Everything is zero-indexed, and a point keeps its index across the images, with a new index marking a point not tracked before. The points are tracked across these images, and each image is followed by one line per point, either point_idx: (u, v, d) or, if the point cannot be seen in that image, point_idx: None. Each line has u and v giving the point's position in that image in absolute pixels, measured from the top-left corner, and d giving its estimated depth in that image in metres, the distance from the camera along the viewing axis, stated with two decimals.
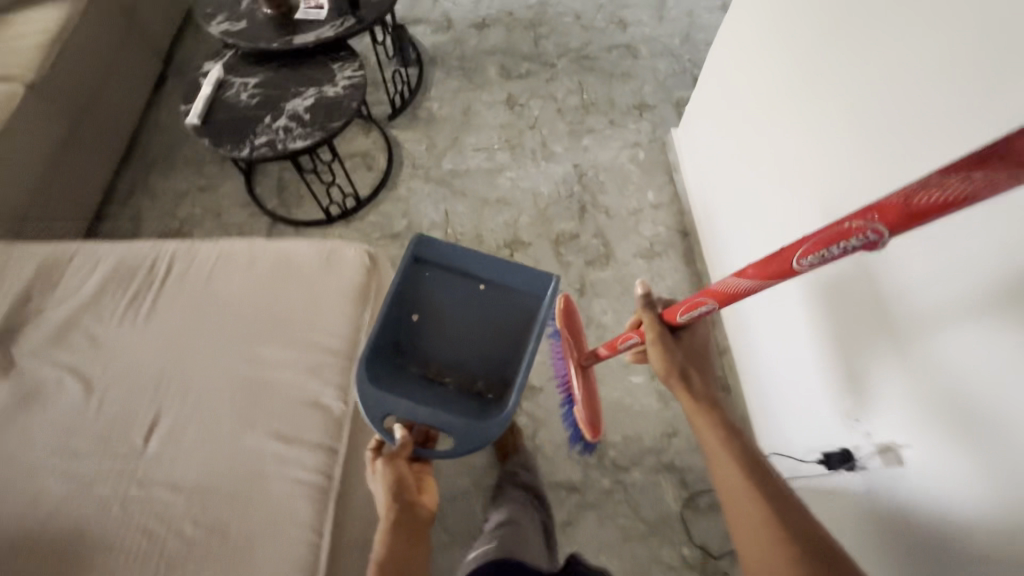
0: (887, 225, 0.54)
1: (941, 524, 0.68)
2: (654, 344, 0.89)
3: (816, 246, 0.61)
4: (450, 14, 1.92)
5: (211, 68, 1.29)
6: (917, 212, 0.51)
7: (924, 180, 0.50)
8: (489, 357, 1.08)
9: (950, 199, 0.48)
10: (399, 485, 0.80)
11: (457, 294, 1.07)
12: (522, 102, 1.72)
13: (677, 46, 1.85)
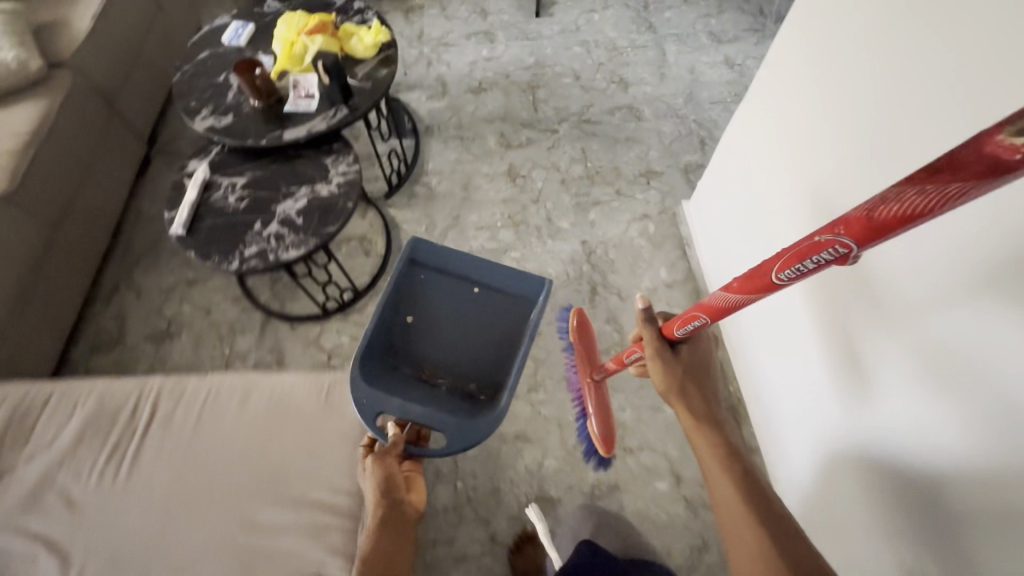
0: (853, 237, 0.55)
1: (945, 489, 0.74)
2: (654, 361, 0.91)
3: (790, 261, 0.63)
4: (445, 78, 1.86)
5: (197, 170, 1.21)
6: (881, 225, 0.52)
7: (885, 194, 0.50)
8: (484, 359, 1.11)
9: (912, 212, 0.48)
10: (388, 486, 0.82)
11: (451, 294, 1.14)
12: (524, 173, 1.65)
13: (681, 105, 1.79)
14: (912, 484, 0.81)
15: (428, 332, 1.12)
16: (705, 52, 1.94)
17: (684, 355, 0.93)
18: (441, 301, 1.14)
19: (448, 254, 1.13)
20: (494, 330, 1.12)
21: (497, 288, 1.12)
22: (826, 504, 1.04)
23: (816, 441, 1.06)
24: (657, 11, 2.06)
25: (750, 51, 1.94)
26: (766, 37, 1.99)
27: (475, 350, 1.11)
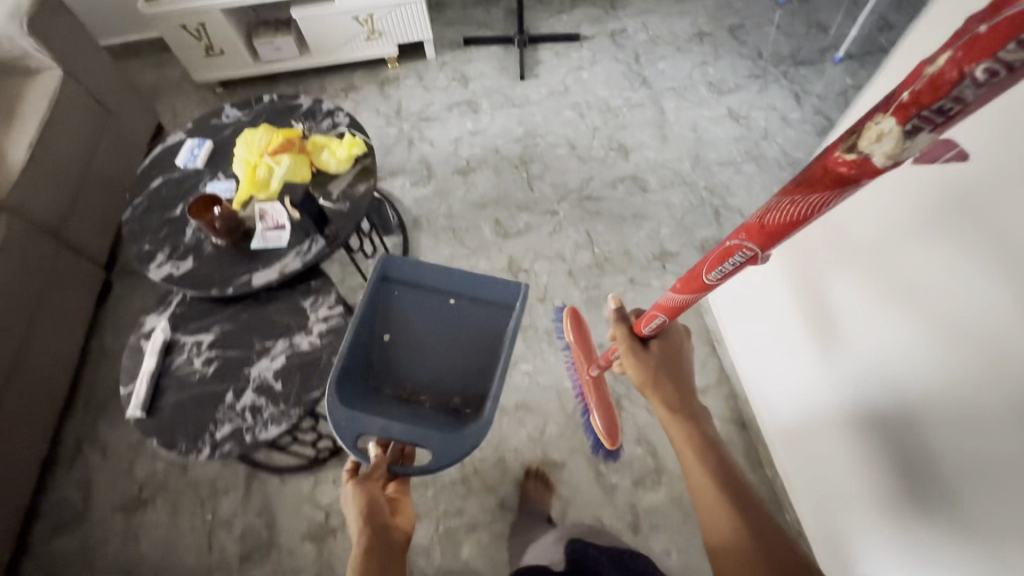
0: (754, 241, 0.72)
1: (937, 433, 0.77)
2: (626, 358, 0.99)
3: (713, 263, 0.81)
4: (429, 159, 1.71)
5: (155, 331, 1.04)
6: (767, 228, 0.70)
7: (771, 204, 0.68)
8: (466, 373, 1.07)
9: (792, 219, 0.66)
10: (371, 510, 0.87)
11: (427, 308, 1.09)
12: (526, 266, 1.50)
13: (688, 170, 1.65)
14: (890, 429, 0.86)
15: (407, 348, 1.08)
16: (707, 105, 1.80)
17: (654, 351, 1.00)
18: (419, 316, 1.10)
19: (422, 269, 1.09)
20: (475, 342, 1.09)
21: (473, 298, 1.08)
22: (816, 479, 1.08)
23: (797, 419, 1.12)
24: (649, 62, 1.92)
25: (754, 100, 1.81)
26: (768, 81, 1.85)
27: (460, 361, 1.08)
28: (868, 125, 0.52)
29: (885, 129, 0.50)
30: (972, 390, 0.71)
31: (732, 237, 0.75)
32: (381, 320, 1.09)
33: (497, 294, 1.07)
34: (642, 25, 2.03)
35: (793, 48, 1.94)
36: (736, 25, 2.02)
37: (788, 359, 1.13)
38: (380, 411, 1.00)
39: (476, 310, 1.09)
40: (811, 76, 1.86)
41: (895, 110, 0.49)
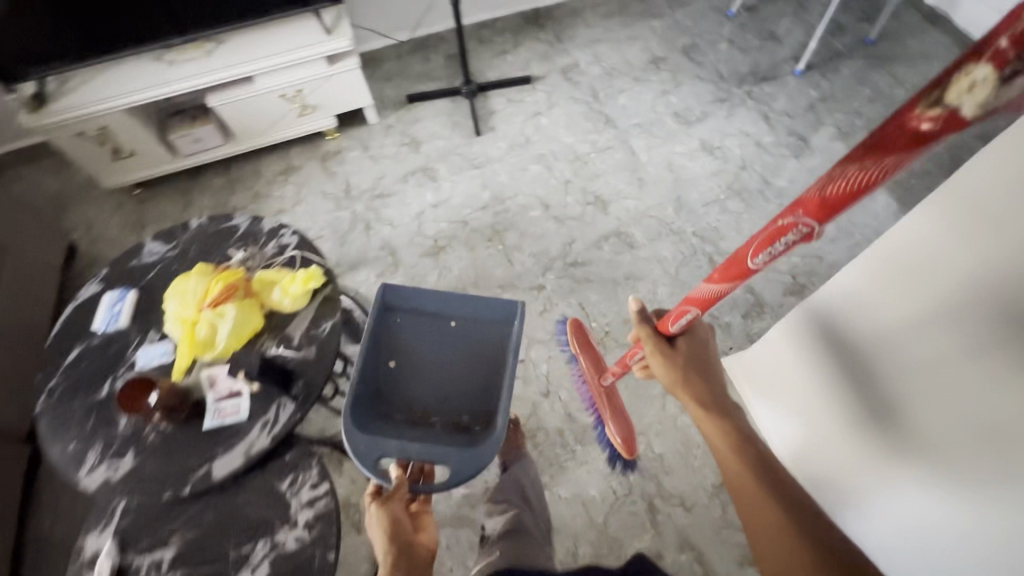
0: (812, 215, 0.66)
1: (998, 398, 0.71)
2: (652, 357, 0.94)
3: (762, 245, 0.74)
4: (392, 243, 1.54)
5: (101, 560, 0.85)
6: (831, 201, 0.63)
7: (833, 173, 0.61)
8: (473, 390, 1.05)
9: (856, 187, 0.60)
10: (395, 531, 0.88)
11: (431, 332, 1.09)
12: (522, 355, 1.37)
13: (672, 216, 1.55)
14: (920, 400, 0.82)
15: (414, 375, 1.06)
16: (677, 139, 1.70)
17: (681, 349, 0.93)
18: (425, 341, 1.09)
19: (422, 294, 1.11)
20: (480, 359, 1.07)
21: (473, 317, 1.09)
22: (825, 469, 1.03)
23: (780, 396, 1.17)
24: (609, 98, 1.81)
25: (724, 127, 1.72)
26: (734, 104, 1.77)
27: (466, 380, 1.06)
28: (958, 76, 0.46)
29: (980, 79, 0.44)
30: (990, 336, 0.72)
31: (785, 214, 0.68)
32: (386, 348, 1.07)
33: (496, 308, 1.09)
34: (593, 57, 1.92)
35: (752, 64, 1.87)
36: (689, 46, 1.93)
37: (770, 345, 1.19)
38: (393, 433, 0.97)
39: (476, 327, 1.10)
40: (775, 92, 1.80)
41: (990, 58, 0.43)
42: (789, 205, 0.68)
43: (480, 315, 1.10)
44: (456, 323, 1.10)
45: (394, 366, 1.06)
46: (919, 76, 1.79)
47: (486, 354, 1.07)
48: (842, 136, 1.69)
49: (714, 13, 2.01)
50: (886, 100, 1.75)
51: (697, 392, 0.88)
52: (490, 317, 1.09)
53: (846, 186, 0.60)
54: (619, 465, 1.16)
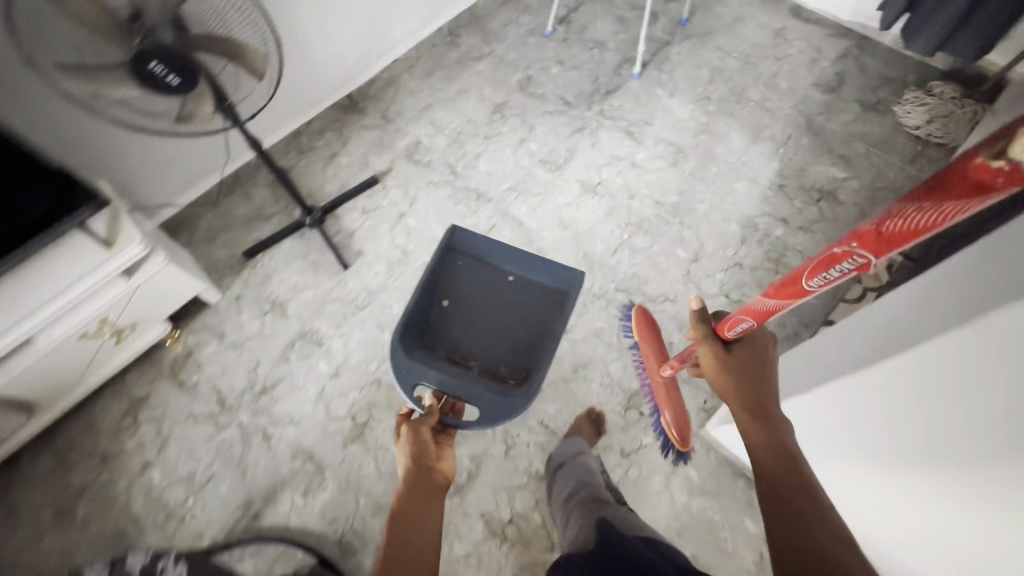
0: (868, 249, 0.68)
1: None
2: (711, 362, 0.93)
3: (817, 271, 0.76)
4: (306, 445, 1.28)
5: None
6: (888, 238, 0.65)
7: (892, 212, 0.64)
8: (516, 343, 1.25)
9: (915, 227, 0.62)
10: (418, 454, 1.02)
11: (487, 285, 1.29)
12: (507, 512, 1.19)
13: (589, 280, 1.43)
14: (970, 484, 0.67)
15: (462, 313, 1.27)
16: (557, 190, 1.58)
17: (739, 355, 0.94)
18: (478, 289, 1.29)
19: (482, 246, 1.30)
20: (527, 317, 1.25)
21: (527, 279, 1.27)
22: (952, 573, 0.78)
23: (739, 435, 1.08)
24: (469, 168, 1.63)
25: (595, 159, 1.63)
26: (593, 130, 1.68)
27: (510, 334, 1.24)
28: None
29: None
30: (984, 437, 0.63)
31: (843, 242, 0.70)
32: (442, 290, 1.29)
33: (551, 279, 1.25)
34: (432, 127, 1.72)
35: (591, 80, 1.78)
36: (523, 81, 1.80)
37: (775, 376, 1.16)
38: (434, 364, 1.17)
39: (531, 287, 1.28)
40: (624, 103, 1.73)
41: None
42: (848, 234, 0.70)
43: (537, 278, 1.28)
44: (512, 279, 1.30)
45: (446, 305, 1.27)
46: (741, 41, 1.81)
47: (536, 312, 1.27)
48: (703, 127, 1.66)
49: (532, 37, 1.89)
50: (724, 76, 1.75)
51: (743, 396, 0.89)
52: (549, 279, 1.27)
53: (906, 224, 0.62)
54: (671, 455, 1.15)
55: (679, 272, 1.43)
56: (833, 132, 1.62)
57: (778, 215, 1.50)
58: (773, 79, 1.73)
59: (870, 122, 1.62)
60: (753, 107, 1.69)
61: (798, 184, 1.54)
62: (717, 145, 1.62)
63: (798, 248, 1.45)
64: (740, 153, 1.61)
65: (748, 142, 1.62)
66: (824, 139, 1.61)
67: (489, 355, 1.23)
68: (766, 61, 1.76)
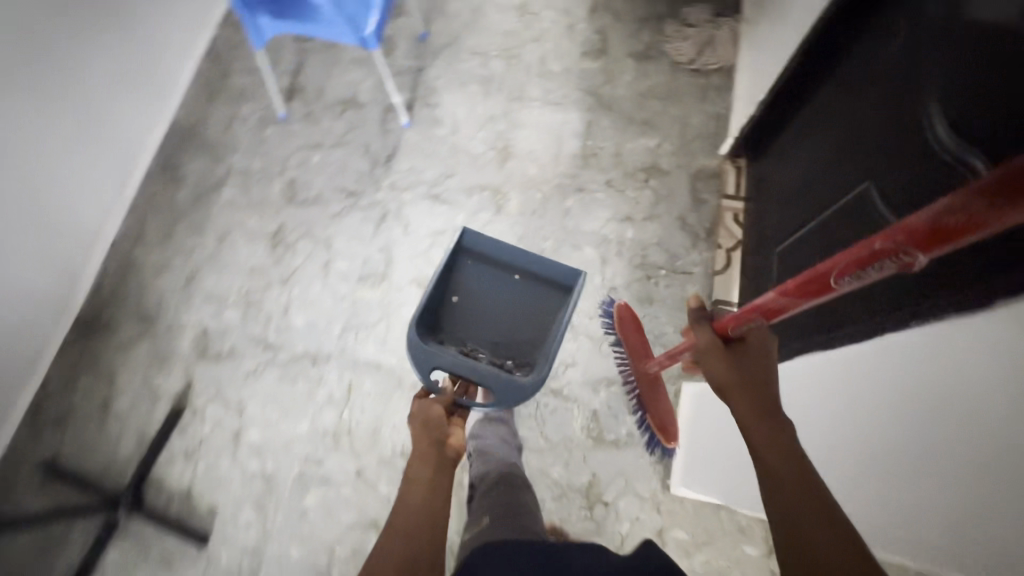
0: (915, 244, 0.57)
1: None
2: (712, 351, 0.86)
3: (849, 267, 0.66)
4: None
5: None
6: (939, 233, 0.54)
7: (943, 204, 0.53)
8: (524, 336, 1.25)
9: (968, 226, 0.51)
10: (428, 428, 0.92)
11: (497, 281, 1.28)
12: None
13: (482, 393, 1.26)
14: None
15: (471, 310, 1.27)
16: (396, 305, 1.33)
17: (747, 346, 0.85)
18: (488, 291, 1.28)
19: (492, 246, 1.28)
20: (534, 311, 1.25)
21: (536, 274, 1.25)
22: None
23: (721, 491, 1.08)
24: (284, 331, 1.32)
25: (417, 246, 1.39)
26: (397, 212, 1.43)
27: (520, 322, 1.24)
28: None
29: None
30: None
31: (881, 240, 0.61)
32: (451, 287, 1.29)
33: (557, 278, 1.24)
34: (211, 301, 1.35)
35: (363, 153, 1.49)
36: (287, 190, 1.46)
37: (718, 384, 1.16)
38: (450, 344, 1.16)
39: (539, 284, 1.27)
40: (413, 162, 1.48)
41: None
42: (895, 228, 0.59)
43: (543, 274, 1.26)
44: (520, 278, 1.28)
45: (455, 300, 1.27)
46: (494, 34, 1.61)
47: (544, 305, 1.26)
48: (506, 152, 1.48)
49: (267, 128, 1.52)
50: (496, 84, 1.56)
51: (746, 379, 0.81)
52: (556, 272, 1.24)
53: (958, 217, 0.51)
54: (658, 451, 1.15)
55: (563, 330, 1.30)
56: (625, 99, 1.53)
57: (620, 215, 1.41)
58: (544, 64, 1.57)
59: (652, 73, 1.55)
60: (541, 105, 1.53)
61: (622, 171, 1.45)
62: (529, 166, 1.46)
63: (654, 241, 1.38)
64: (553, 164, 1.46)
65: (556, 148, 1.48)
66: (621, 110, 1.51)
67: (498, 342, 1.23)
68: (528, 48, 1.59)
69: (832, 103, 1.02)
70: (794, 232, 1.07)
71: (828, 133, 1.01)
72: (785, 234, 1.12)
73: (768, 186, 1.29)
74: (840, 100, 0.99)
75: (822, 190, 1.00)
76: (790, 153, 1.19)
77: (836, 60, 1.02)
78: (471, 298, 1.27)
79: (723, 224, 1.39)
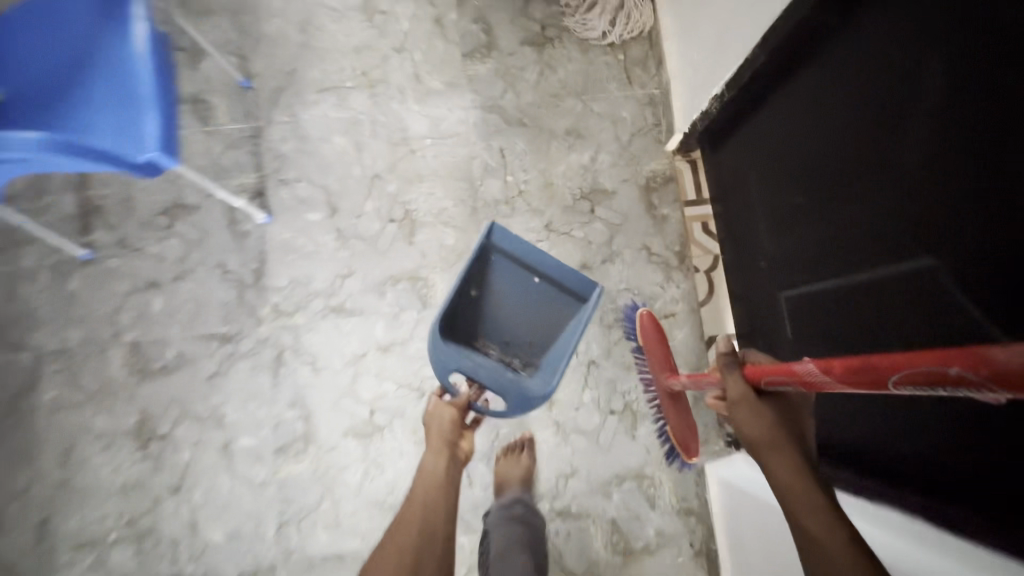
0: (980, 377, 0.39)
1: None
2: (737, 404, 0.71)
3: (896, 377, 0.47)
4: None
5: None
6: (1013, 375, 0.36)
7: None
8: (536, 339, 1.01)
9: None
10: (442, 429, 0.91)
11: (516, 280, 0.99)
12: None
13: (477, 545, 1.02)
14: None
15: (493, 309, 1.00)
16: (336, 471, 1.03)
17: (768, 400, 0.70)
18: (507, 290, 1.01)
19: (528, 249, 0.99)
20: (547, 317, 1.01)
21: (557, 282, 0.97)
22: None
23: None
24: (201, 555, 1.00)
25: (336, 384, 1.06)
26: (294, 345, 1.07)
27: (525, 327, 1.00)
28: None
29: None
30: None
31: (958, 364, 0.40)
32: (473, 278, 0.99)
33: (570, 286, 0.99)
34: (85, 548, 0.99)
35: (220, 277, 1.09)
36: (133, 360, 1.05)
37: (748, 464, 0.98)
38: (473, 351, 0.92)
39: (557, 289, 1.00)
40: (291, 269, 1.10)
41: None
42: (955, 352, 0.40)
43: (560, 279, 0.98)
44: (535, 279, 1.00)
45: (476, 293, 1.00)
46: (340, 55, 1.18)
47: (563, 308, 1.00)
48: (409, 222, 1.12)
49: (70, 279, 1.07)
50: (368, 128, 1.16)
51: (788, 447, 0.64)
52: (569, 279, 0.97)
53: None
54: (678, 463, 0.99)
55: (548, 435, 1.06)
56: (538, 106, 1.18)
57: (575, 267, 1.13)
58: (421, 82, 1.18)
59: (559, 60, 1.20)
60: (435, 142, 1.16)
61: (561, 207, 1.14)
62: (445, 232, 1.12)
63: (622, 286, 1.12)
64: (474, 221, 1.13)
65: (472, 198, 1.14)
66: (537, 123, 1.17)
67: (503, 343, 1.01)
68: (394, 64, 1.18)
69: (823, 114, 0.77)
70: (803, 275, 0.85)
71: (827, 151, 0.76)
72: (784, 271, 0.90)
73: (735, 191, 1.04)
74: (838, 108, 0.73)
75: (837, 233, 0.76)
76: (761, 159, 0.93)
77: (806, 72, 0.79)
78: (491, 296, 1.00)
79: (694, 240, 1.14)
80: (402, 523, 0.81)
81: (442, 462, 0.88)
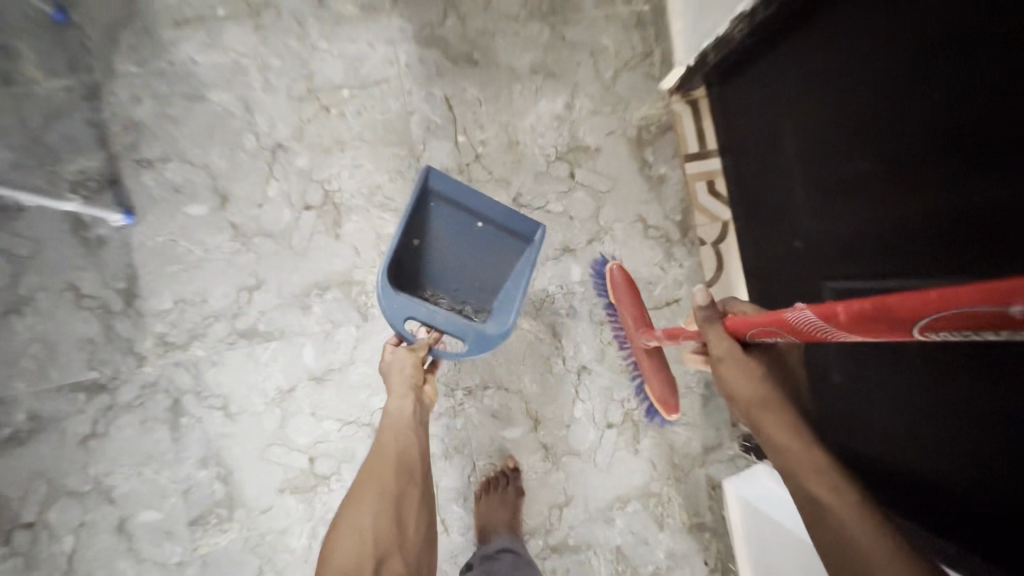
0: None
1: None
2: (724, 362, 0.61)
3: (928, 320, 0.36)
4: None
5: None
6: None
7: None
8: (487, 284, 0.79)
9: None
10: (407, 373, 0.72)
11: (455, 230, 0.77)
12: None
13: None
14: None
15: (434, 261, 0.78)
16: (276, 537, 0.82)
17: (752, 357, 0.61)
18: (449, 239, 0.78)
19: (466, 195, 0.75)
20: (494, 266, 0.79)
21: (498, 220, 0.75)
22: None
23: None
24: None
25: (259, 430, 0.82)
26: (193, 386, 0.81)
27: (475, 271, 0.79)
28: None
29: None
30: None
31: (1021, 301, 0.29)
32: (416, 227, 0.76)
33: (513, 225, 0.77)
34: None
35: (74, 305, 0.79)
36: None
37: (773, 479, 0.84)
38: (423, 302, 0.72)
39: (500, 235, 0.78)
40: (175, 285, 0.81)
41: None
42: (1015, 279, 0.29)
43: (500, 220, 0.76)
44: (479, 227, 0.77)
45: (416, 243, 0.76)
46: None
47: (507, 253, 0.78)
48: (332, 207, 0.84)
49: None
50: (258, 77, 0.83)
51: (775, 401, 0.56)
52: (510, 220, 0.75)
53: None
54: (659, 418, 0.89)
55: (536, 461, 0.88)
56: (490, 34, 0.87)
57: (555, 251, 0.88)
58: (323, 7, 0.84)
59: None
60: (355, 93, 0.85)
61: (531, 172, 0.88)
62: (381, 218, 0.85)
63: None
64: None
65: (414, 168, 0.86)
66: (491, 59, 0.87)
67: (455, 290, 0.79)
68: None
69: (880, 49, 0.59)
70: (858, 263, 0.67)
71: (900, 95, 0.58)
72: (819, 259, 0.72)
73: (749, 149, 0.82)
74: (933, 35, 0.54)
75: (924, 209, 0.58)
76: (797, 108, 0.71)
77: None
78: (430, 243, 0.77)
79: (698, 205, 0.91)
80: (376, 468, 0.67)
81: (410, 410, 0.71)
